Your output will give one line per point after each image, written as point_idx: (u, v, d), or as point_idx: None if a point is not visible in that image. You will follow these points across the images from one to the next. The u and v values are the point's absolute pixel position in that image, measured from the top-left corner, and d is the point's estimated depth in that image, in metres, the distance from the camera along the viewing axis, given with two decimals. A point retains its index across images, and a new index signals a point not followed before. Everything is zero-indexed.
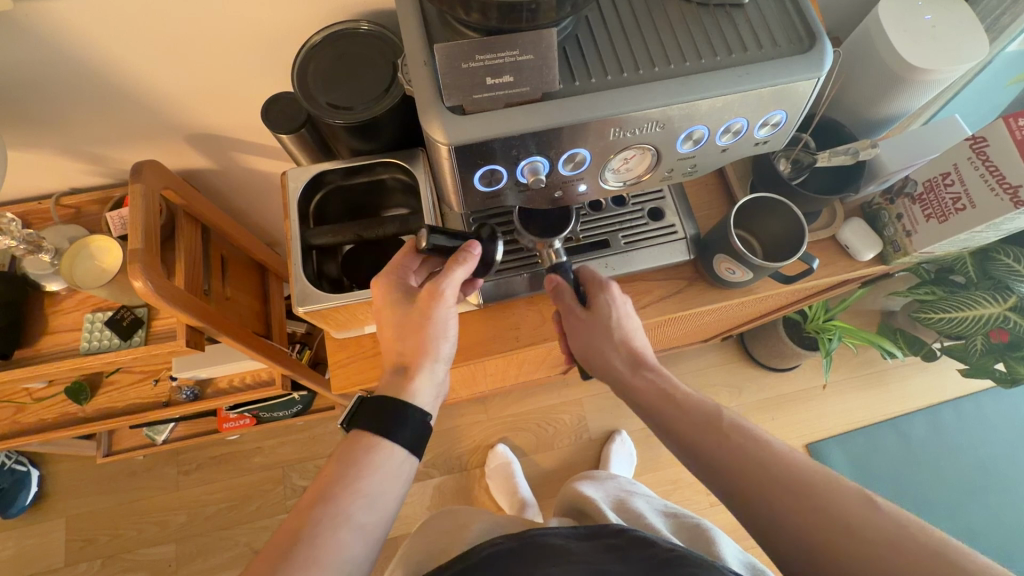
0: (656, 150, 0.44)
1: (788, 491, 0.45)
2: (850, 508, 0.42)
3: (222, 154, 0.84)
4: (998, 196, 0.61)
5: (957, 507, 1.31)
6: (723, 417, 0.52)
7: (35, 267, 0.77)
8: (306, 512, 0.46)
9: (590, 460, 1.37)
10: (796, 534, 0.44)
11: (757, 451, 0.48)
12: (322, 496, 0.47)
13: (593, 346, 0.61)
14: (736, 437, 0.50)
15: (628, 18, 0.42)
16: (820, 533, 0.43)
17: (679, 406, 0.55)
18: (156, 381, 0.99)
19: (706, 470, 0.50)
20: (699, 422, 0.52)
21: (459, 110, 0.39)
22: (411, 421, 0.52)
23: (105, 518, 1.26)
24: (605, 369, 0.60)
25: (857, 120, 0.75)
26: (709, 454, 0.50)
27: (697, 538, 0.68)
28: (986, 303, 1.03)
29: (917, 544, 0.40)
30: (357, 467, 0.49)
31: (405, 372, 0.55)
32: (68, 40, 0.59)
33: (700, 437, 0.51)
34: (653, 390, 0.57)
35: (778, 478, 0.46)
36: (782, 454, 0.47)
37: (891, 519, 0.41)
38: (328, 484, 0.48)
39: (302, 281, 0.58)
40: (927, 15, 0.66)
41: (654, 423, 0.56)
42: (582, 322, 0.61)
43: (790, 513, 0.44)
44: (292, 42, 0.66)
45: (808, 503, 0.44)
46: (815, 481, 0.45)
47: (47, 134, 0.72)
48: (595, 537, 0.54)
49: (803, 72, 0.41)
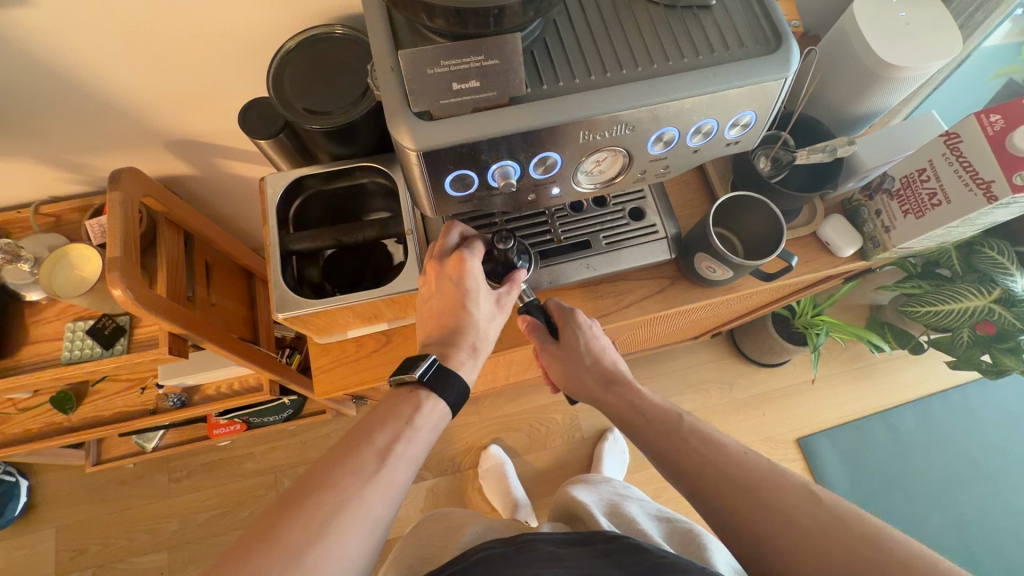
0: (627, 152, 0.44)
1: (737, 489, 0.48)
2: (795, 503, 0.45)
3: (203, 160, 0.84)
4: (972, 191, 0.61)
5: (946, 499, 1.33)
6: (683, 422, 0.55)
7: (14, 277, 0.76)
8: (360, 446, 0.48)
9: (582, 459, 1.37)
10: (745, 530, 0.46)
11: (710, 453, 0.51)
12: (372, 434, 0.49)
13: (571, 374, 0.64)
14: (693, 442, 0.53)
15: (596, 20, 0.42)
16: (773, 532, 0.45)
17: (644, 416, 0.58)
18: (142, 390, 0.99)
19: (668, 472, 0.53)
20: (661, 429, 0.55)
21: (426, 116, 0.39)
22: (457, 381, 0.54)
23: (95, 528, 1.25)
24: (585, 391, 0.64)
25: (836, 117, 0.75)
26: (670, 457, 0.53)
27: (690, 543, 0.67)
28: (970, 296, 1.03)
29: (848, 531, 0.43)
30: (414, 412, 0.52)
31: (470, 357, 0.56)
32: (39, 49, 0.59)
33: (661, 443, 0.54)
34: (624, 403, 0.60)
35: (728, 477, 0.49)
36: (732, 452, 0.51)
37: (832, 512, 0.44)
38: (386, 424, 0.50)
39: (281, 287, 0.58)
40: (901, 12, 0.66)
41: (627, 434, 0.59)
42: (557, 357, 0.64)
43: (745, 514, 0.47)
44: (268, 47, 0.66)
45: (751, 497, 0.47)
46: (761, 476, 0.48)
47: (24, 144, 0.71)
48: (587, 544, 0.53)
49: (770, 73, 0.41)
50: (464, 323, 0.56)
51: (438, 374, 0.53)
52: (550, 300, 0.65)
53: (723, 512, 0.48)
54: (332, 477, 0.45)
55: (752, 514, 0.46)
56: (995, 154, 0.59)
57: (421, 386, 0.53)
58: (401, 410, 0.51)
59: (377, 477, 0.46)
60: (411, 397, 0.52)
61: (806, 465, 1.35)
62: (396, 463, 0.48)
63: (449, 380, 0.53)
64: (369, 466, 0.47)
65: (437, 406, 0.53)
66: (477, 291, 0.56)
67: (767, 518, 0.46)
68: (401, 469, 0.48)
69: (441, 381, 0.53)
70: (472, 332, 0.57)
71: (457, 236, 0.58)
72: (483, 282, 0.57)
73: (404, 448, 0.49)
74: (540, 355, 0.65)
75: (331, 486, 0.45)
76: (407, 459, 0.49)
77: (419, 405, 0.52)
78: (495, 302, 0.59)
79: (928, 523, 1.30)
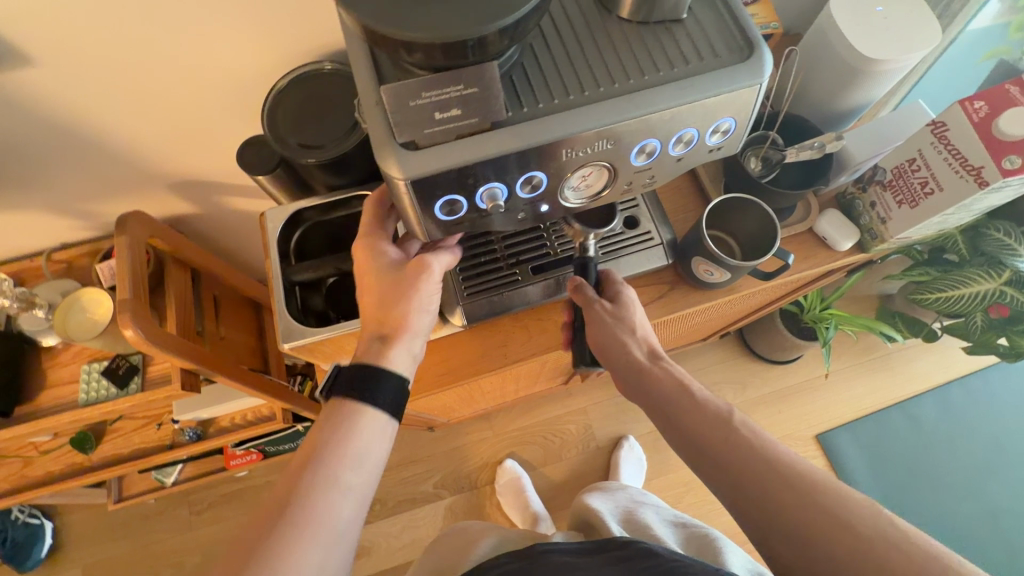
0: (612, 166, 0.45)
1: (787, 491, 0.45)
2: (855, 510, 0.43)
3: (206, 198, 0.86)
4: (963, 177, 0.61)
5: (977, 489, 1.30)
6: (731, 417, 0.51)
7: (30, 324, 0.78)
8: (306, 484, 0.47)
9: (599, 468, 1.37)
10: (802, 539, 0.43)
11: (762, 451, 0.48)
12: (318, 469, 0.48)
13: (614, 340, 0.59)
14: (741, 440, 0.49)
15: (571, 40, 0.43)
16: (828, 543, 0.42)
17: (691, 400, 0.54)
18: (159, 426, 1.02)
19: (710, 464, 0.49)
20: (710, 418, 0.51)
21: (412, 146, 0.40)
22: (388, 386, 0.52)
23: (121, 565, 1.27)
24: (627, 362, 0.58)
25: (822, 113, 0.75)
26: (716, 449, 0.49)
27: (706, 547, 0.67)
28: (981, 279, 1.03)
29: (911, 546, 0.40)
30: (354, 443, 0.50)
31: (384, 340, 0.54)
32: (44, 105, 0.61)
33: (709, 434, 0.50)
34: (669, 379, 0.56)
35: (784, 478, 0.45)
36: (782, 457, 0.47)
37: (890, 524, 0.42)
38: (319, 449, 0.49)
39: (286, 318, 0.60)
40: (878, 7, 0.67)
41: (664, 416, 0.55)
42: (603, 318, 0.60)
43: (802, 521, 0.43)
44: (262, 85, 0.68)
45: (805, 500, 0.44)
46: (817, 481, 0.45)
47: (35, 196, 0.74)
48: (603, 552, 0.53)
49: (745, 80, 0.41)
50: (375, 308, 0.55)
51: (359, 382, 0.51)
52: (600, 267, 0.64)
53: (764, 519, 0.45)
54: (273, 526, 0.45)
55: (802, 520, 0.43)
56: (982, 140, 0.59)
57: (349, 397, 0.51)
58: (334, 428, 0.50)
59: (322, 516, 0.46)
60: (333, 406, 0.52)
61: (827, 462, 1.33)
62: (331, 494, 0.47)
63: (376, 384, 0.52)
64: (307, 501, 0.46)
65: (368, 416, 0.51)
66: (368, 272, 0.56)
67: (825, 524, 0.43)
68: (339, 499, 0.47)
69: (368, 391, 0.52)
70: (387, 318, 0.54)
71: (380, 204, 0.57)
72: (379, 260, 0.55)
73: (339, 476, 0.48)
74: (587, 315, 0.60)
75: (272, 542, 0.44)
76: (343, 485, 0.48)
77: (349, 418, 0.51)
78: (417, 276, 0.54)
79: (953, 514, 1.28)
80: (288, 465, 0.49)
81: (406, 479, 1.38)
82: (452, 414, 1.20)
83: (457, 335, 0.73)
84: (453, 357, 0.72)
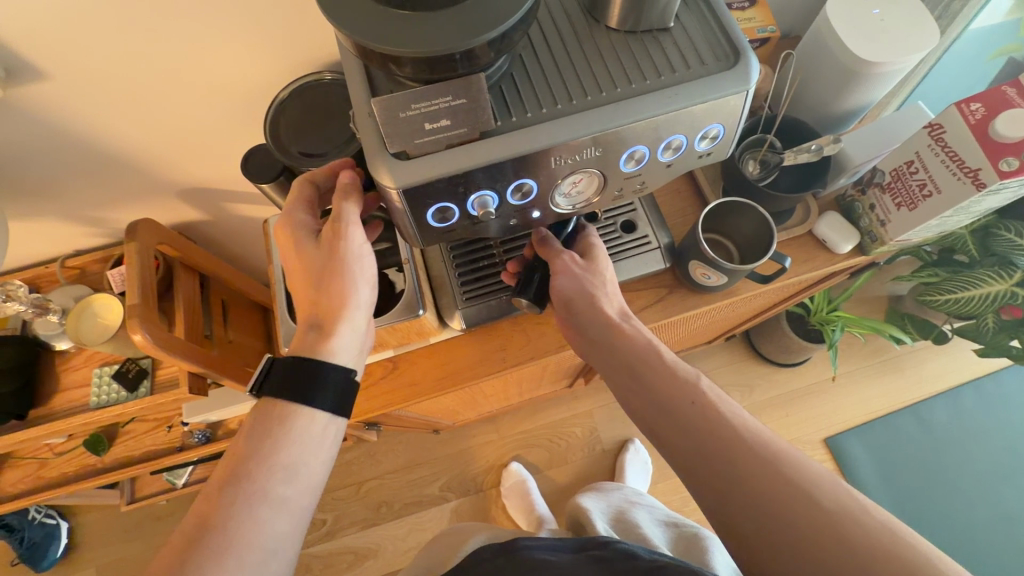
0: (602, 173, 0.45)
1: (747, 457, 0.45)
2: (815, 483, 0.42)
3: (214, 205, 0.88)
4: (961, 179, 0.60)
5: (988, 493, 1.28)
6: (699, 383, 0.50)
7: (44, 328, 0.80)
8: (233, 505, 0.46)
9: (605, 471, 1.37)
10: (761, 509, 0.43)
11: (729, 420, 0.47)
12: (250, 485, 0.47)
13: (582, 294, 0.58)
14: (705, 403, 0.48)
15: (560, 51, 0.44)
16: (786, 513, 0.42)
17: (658, 361, 0.53)
18: (168, 428, 1.04)
19: (672, 425, 0.49)
20: (676, 381, 0.51)
21: (403, 156, 0.41)
22: (328, 382, 0.52)
23: (134, 565, 1.30)
24: (595, 317, 0.57)
25: (821, 116, 0.75)
26: (679, 411, 0.49)
27: (693, 546, 0.67)
28: (990, 281, 1.02)
29: (869, 520, 0.40)
30: (284, 454, 0.49)
31: (320, 330, 0.53)
32: (56, 118, 0.63)
33: (674, 396, 0.50)
34: (635, 338, 0.55)
35: (748, 446, 0.45)
36: (748, 429, 0.47)
37: (850, 499, 0.42)
38: (252, 461, 0.48)
39: (288, 323, 0.63)
40: (875, 9, 0.67)
41: (629, 375, 0.54)
42: (572, 272, 0.59)
43: (762, 489, 0.43)
44: (266, 95, 0.70)
45: (766, 468, 0.44)
46: (779, 453, 0.45)
47: (49, 205, 0.76)
48: (582, 550, 0.53)
49: (732, 87, 0.42)
50: (307, 298, 0.54)
51: (296, 381, 0.51)
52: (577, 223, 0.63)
53: (722, 488, 0.45)
54: (198, 550, 0.44)
55: (762, 491, 0.43)
56: (977, 141, 0.59)
57: (283, 398, 0.50)
58: (268, 436, 0.49)
59: (255, 534, 0.46)
60: (266, 408, 0.51)
61: (835, 465, 1.32)
62: (264, 509, 0.47)
63: (315, 382, 0.51)
64: (240, 520, 0.46)
65: (305, 418, 0.51)
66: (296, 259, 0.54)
67: (785, 495, 0.42)
68: (273, 514, 0.47)
69: (307, 391, 0.51)
70: (319, 306, 0.53)
71: (299, 192, 0.56)
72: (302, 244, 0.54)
73: (272, 491, 0.48)
74: (552, 264, 0.59)
75: (199, 566, 0.44)
76: (276, 499, 0.48)
77: (283, 424, 0.50)
78: (342, 258, 0.52)
79: (964, 518, 1.26)
80: (208, 487, 0.48)
81: (412, 481, 1.39)
82: (457, 417, 1.21)
83: (458, 339, 0.74)
84: (453, 360, 0.73)
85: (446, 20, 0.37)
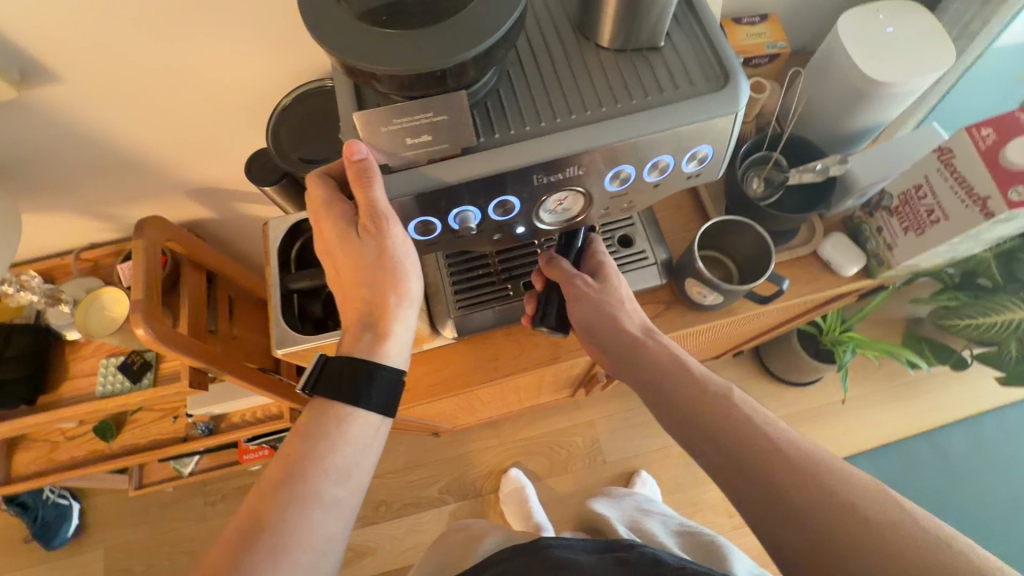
0: (586, 191, 0.45)
1: (793, 476, 0.42)
2: (864, 499, 0.40)
3: (222, 204, 0.90)
4: (968, 207, 0.59)
5: (1009, 527, 1.23)
6: (733, 396, 0.49)
7: (56, 318, 0.84)
8: (285, 504, 0.48)
9: (605, 482, 1.36)
10: (811, 533, 0.40)
11: (763, 432, 0.45)
12: (301, 483, 0.48)
13: (601, 314, 0.57)
14: (743, 420, 0.46)
15: (547, 67, 0.44)
16: (837, 536, 0.39)
17: (686, 377, 0.51)
18: (175, 418, 1.07)
19: (710, 446, 0.47)
20: (710, 399, 0.49)
21: (386, 168, 0.43)
22: (380, 382, 0.51)
23: (140, 549, 1.34)
24: (619, 336, 0.56)
25: (828, 136, 0.73)
26: (719, 433, 0.47)
27: (712, 555, 0.66)
28: (1014, 307, 0.99)
29: (921, 535, 0.38)
30: (336, 454, 0.50)
31: (376, 332, 0.52)
32: (70, 118, 0.66)
33: (710, 416, 0.48)
34: (662, 354, 0.54)
35: (791, 464, 0.43)
36: (787, 441, 0.45)
37: (903, 513, 0.39)
38: (309, 459, 0.49)
39: (281, 325, 0.63)
40: (889, 28, 0.65)
41: (660, 394, 0.52)
42: (584, 295, 0.58)
43: (808, 509, 0.41)
44: (270, 99, 0.71)
45: (812, 486, 0.41)
46: (823, 468, 0.42)
47: (64, 200, 0.79)
48: (608, 551, 0.53)
49: (719, 110, 0.41)
50: (358, 296, 0.51)
51: (348, 382, 0.51)
52: (586, 236, 0.62)
53: (764, 506, 0.43)
54: (250, 550, 0.46)
55: (809, 509, 0.41)
56: (988, 168, 0.56)
57: (335, 399, 0.51)
58: (322, 434, 0.50)
59: (305, 533, 0.47)
60: (320, 407, 0.51)
61: None
62: (314, 507, 0.48)
63: (371, 381, 0.51)
64: (292, 518, 0.47)
65: (358, 418, 0.51)
66: (341, 255, 0.50)
67: (833, 515, 0.40)
68: (324, 512, 0.48)
69: (356, 391, 0.51)
70: (376, 306, 0.51)
71: (327, 188, 0.49)
72: (347, 239, 0.48)
73: (323, 490, 0.49)
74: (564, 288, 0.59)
75: (253, 565, 0.45)
76: (327, 499, 0.49)
77: (340, 424, 0.51)
78: (392, 255, 0.47)
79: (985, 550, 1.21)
80: (263, 484, 0.49)
81: (412, 482, 1.40)
82: (457, 421, 1.22)
83: (452, 346, 0.74)
84: (443, 368, 0.73)
85: (428, 37, 0.37)
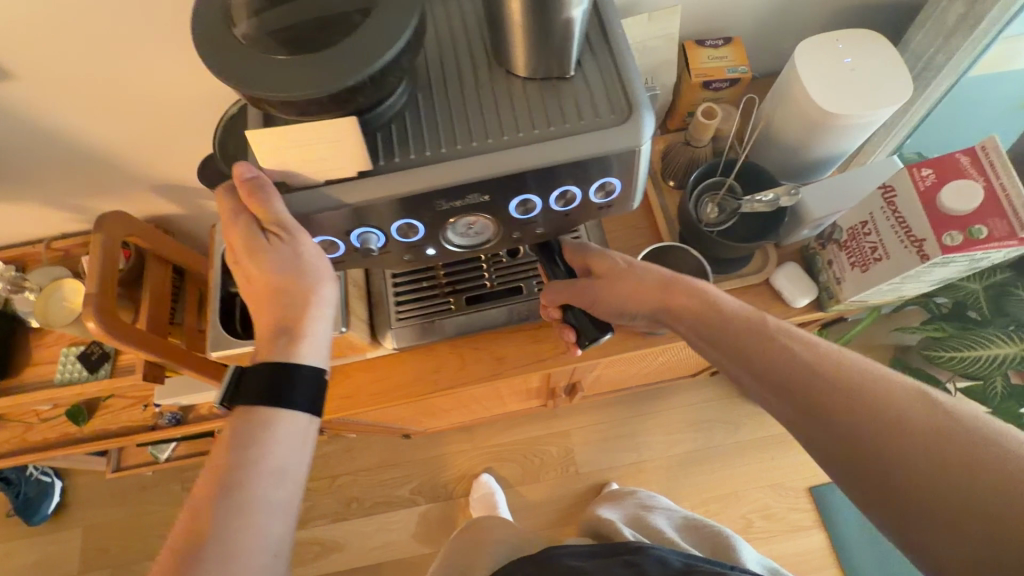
0: (492, 217, 0.46)
1: (831, 396, 0.43)
2: (907, 408, 0.41)
3: (190, 201, 0.92)
4: (907, 247, 0.57)
5: None
6: (768, 326, 0.48)
7: (24, 304, 0.86)
8: (219, 513, 0.44)
9: (577, 494, 1.35)
10: (851, 448, 0.41)
11: (799, 359, 0.46)
12: (233, 489, 0.45)
13: (620, 284, 0.56)
14: (778, 347, 0.47)
15: (455, 92, 0.44)
16: (877, 449, 0.40)
17: (720, 314, 0.51)
18: (144, 407, 1.09)
19: (750, 375, 0.48)
20: (743, 334, 0.49)
21: (285, 186, 0.44)
22: (304, 382, 0.48)
23: (117, 530, 1.37)
24: (642, 298, 0.56)
25: (781, 164, 0.73)
26: (754, 365, 0.47)
27: (718, 544, 0.71)
28: (1001, 342, 0.94)
29: (965, 437, 0.38)
30: (269, 454, 0.46)
31: (290, 334, 0.49)
32: (30, 114, 0.68)
33: (748, 347, 0.48)
34: (692, 299, 0.53)
35: (828, 385, 0.43)
36: (824, 361, 0.45)
37: (949, 415, 0.40)
38: (240, 465, 0.45)
39: (217, 327, 0.64)
40: (847, 58, 0.64)
41: (699, 335, 0.52)
42: (596, 283, 0.57)
43: (851, 425, 0.42)
44: (226, 102, 0.72)
45: (853, 403, 0.42)
46: (862, 383, 0.43)
47: (32, 192, 0.81)
48: (613, 555, 0.54)
49: (620, 144, 0.41)
50: (270, 302, 0.48)
51: (273, 385, 0.47)
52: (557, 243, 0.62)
53: (848, 461, 0.42)
54: (196, 567, 0.42)
55: (848, 427, 0.42)
56: (926, 210, 0.55)
57: (256, 404, 0.47)
58: (250, 439, 0.46)
59: (244, 543, 0.44)
60: (246, 417, 0.47)
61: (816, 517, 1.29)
62: (254, 511, 0.45)
63: (293, 381, 0.48)
64: (235, 525, 0.44)
65: (285, 420, 0.48)
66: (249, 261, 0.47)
67: (874, 431, 0.41)
68: (267, 515, 0.45)
69: (284, 393, 0.48)
70: (290, 311, 0.49)
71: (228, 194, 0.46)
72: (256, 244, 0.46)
73: (263, 492, 0.45)
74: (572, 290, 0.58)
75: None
76: (267, 502, 0.45)
77: (267, 427, 0.47)
78: (309, 257, 0.46)
79: None
80: (194, 502, 0.45)
81: (385, 481, 1.40)
82: (425, 424, 1.22)
83: (398, 354, 0.74)
84: (386, 376, 0.73)
85: (316, 63, 0.37)
